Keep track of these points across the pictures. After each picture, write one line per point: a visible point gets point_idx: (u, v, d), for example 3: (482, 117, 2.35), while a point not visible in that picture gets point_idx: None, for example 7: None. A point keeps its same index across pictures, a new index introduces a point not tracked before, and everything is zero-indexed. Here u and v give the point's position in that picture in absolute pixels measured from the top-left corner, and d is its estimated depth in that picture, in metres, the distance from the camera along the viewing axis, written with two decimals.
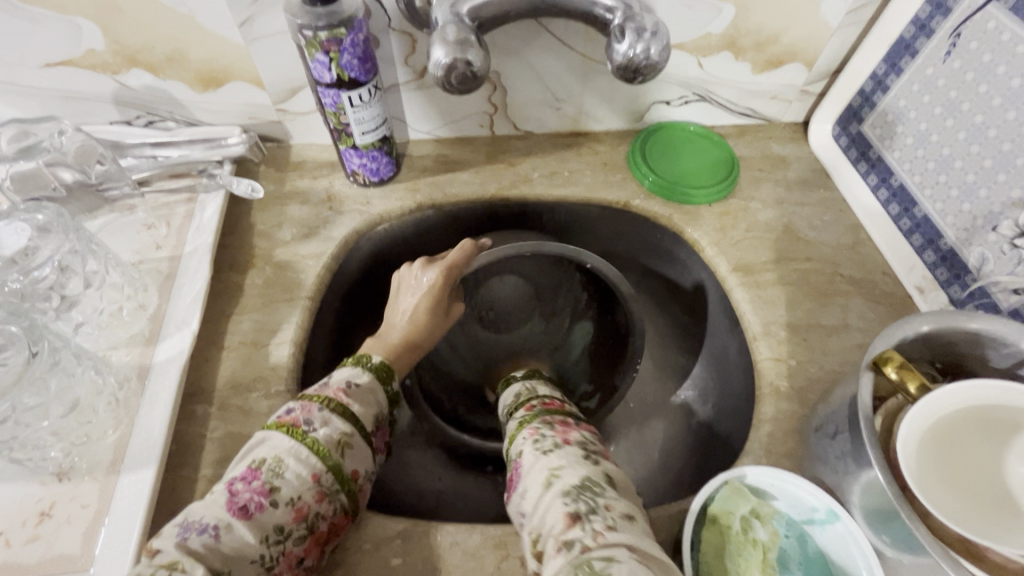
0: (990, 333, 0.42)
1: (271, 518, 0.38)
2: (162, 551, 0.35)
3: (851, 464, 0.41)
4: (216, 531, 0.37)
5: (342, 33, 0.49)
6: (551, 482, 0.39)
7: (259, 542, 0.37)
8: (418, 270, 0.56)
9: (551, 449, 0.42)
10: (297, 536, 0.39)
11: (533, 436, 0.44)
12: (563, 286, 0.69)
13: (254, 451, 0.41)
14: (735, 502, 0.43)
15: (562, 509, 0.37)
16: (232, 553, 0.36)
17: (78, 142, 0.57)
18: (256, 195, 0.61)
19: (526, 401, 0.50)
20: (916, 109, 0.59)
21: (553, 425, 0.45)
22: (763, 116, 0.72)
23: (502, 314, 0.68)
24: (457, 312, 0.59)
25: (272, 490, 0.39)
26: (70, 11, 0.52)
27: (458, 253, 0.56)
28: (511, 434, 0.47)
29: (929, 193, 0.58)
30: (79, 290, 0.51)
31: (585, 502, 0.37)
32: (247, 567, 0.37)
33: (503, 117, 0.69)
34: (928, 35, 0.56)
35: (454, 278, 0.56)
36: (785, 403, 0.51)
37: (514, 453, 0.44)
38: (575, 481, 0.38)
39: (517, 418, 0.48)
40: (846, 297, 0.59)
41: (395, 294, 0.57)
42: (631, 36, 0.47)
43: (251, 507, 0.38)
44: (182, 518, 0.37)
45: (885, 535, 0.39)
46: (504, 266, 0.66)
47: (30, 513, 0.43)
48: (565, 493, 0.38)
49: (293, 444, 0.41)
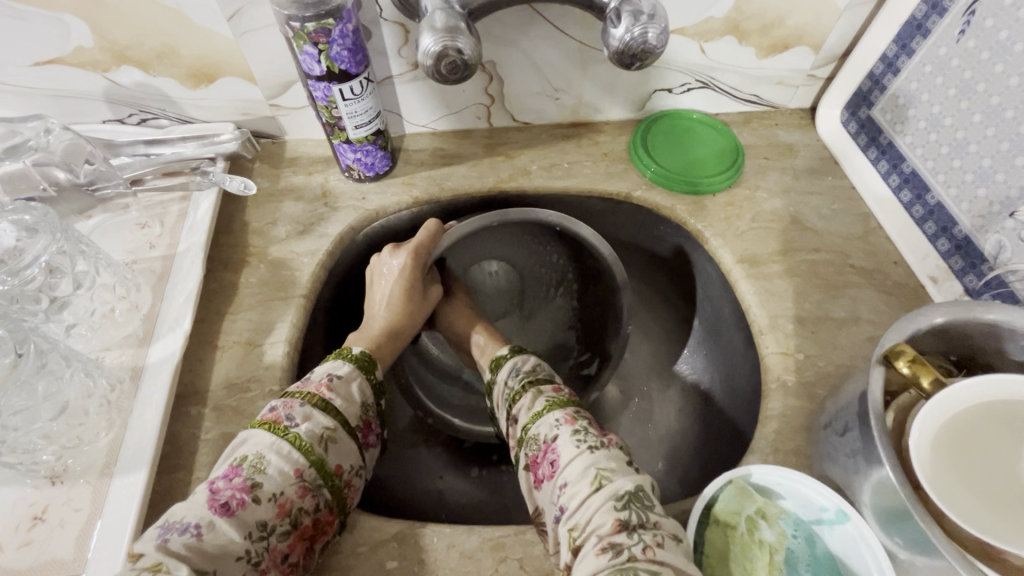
0: (1008, 324, 0.41)
1: (254, 514, 0.38)
2: (145, 553, 0.35)
3: (862, 463, 0.40)
4: (198, 530, 0.36)
5: (330, 24, 0.48)
6: (600, 485, 0.39)
7: (243, 538, 0.37)
8: (388, 258, 0.58)
9: (596, 447, 0.41)
10: (281, 532, 0.39)
11: (573, 426, 0.44)
12: (548, 263, 0.70)
13: (236, 451, 0.41)
14: (741, 501, 0.41)
15: (612, 513, 0.37)
16: (215, 552, 0.36)
17: (67, 140, 0.57)
18: (248, 191, 0.61)
19: (547, 381, 0.49)
20: (929, 91, 0.56)
21: (591, 420, 0.45)
22: (769, 102, 0.70)
23: (488, 297, 0.70)
24: (434, 296, 0.59)
25: (254, 486, 0.38)
26: (56, 7, 0.51)
27: (425, 235, 0.58)
28: (536, 412, 0.46)
29: (943, 179, 0.56)
30: (69, 291, 0.51)
31: (635, 512, 0.37)
32: (233, 563, 0.36)
33: (501, 109, 0.67)
34: (941, 13, 0.54)
35: (422, 261, 0.58)
36: (793, 399, 0.50)
37: (546, 436, 0.44)
38: (628, 487, 0.39)
39: (544, 395, 0.48)
40: (856, 288, 0.57)
41: (372, 285, 0.58)
42: (627, 20, 0.45)
43: (233, 504, 0.37)
44: (164, 519, 0.37)
45: (897, 537, 0.37)
46: (483, 246, 0.68)
47: (23, 517, 0.43)
48: (617, 497, 0.38)
49: (275, 440, 0.41)
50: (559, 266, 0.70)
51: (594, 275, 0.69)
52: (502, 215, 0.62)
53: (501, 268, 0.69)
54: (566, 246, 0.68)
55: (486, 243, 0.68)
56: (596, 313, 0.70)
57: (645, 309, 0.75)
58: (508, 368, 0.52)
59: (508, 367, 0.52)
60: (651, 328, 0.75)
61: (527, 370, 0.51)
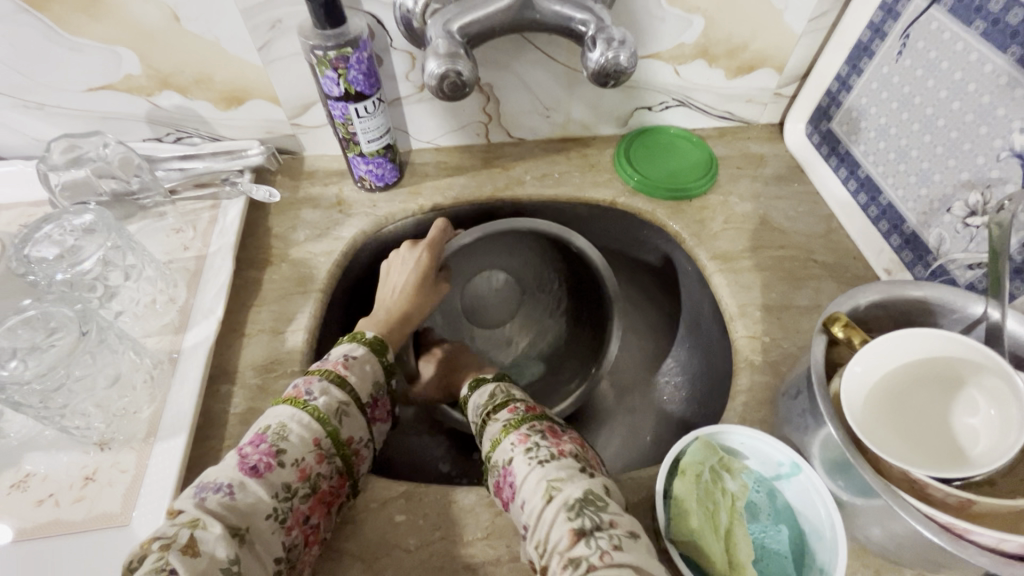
0: (937, 299, 0.47)
1: (280, 477, 0.43)
2: (184, 510, 0.39)
3: (811, 420, 0.45)
4: (231, 490, 0.41)
5: (348, 52, 0.55)
6: (552, 495, 0.41)
7: (271, 498, 0.42)
8: (405, 251, 0.65)
9: (548, 460, 0.44)
10: (302, 495, 0.43)
11: (526, 444, 0.46)
12: (545, 273, 0.79)
13: (260, 422, 0.46)
14: (707, 454, 0.47)
15: (567, 525, 0.40)
16: (246, 508, 0.40)
17: (121, 153, 0.64)
18: (273, 200, 0.69)
19: (504, 404, 0.52)
20: (876, 105, 0.63)
21: (544, 430, 0.47)
22: (741, 118, 0.78)
23: (490, 304, 0.78)
24: (445, 288, 0.66)
25: (280, 451, 0.43)
26: (112, 41, 0.59)
27: (436, 232, 0.65)
28: (495, 439, 0.48)
29: (892, 182, 0.63)
30: (119, 282, 0.58)
31: (589, 517, 0.40)
32: (263, 520, 0.41)
33: (497, 126, 0.75)
34: (882, 37, 0.61)
35: (435, 257, 0.64)
36: (759, 376, 0.55)
37: (503, 460, 0.46)
38: (577, 495, 0.41)
39: (499, 421, 0.50)
40: (818, 280, 0.64)
41: (388, 273, 0.65)
42: (601, 45, 0.52)
43: (261, 467, 0.42)
44: (199, 481, 0.42)
45: (840, 481, 0.43)
46: (487, 258, 0.76)
47: (75, 477, 0.48)
48: (568, 507, 0.40)
49: (296, 411, 0.46)
50: (554, 274, 0.78)
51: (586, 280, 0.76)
52: (508, 223, 0.71)
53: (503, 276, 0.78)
54: (563, 255, 0.76)
55: (489, 254, 0.76)
56: (590, 317, 0.78)
57: (633, 308, 0.82)
58: (474, 402, 0.55)
59: (473, 406, 0.55)
60: (639, 327, 0.81)
61: (486, 400, 0.54)
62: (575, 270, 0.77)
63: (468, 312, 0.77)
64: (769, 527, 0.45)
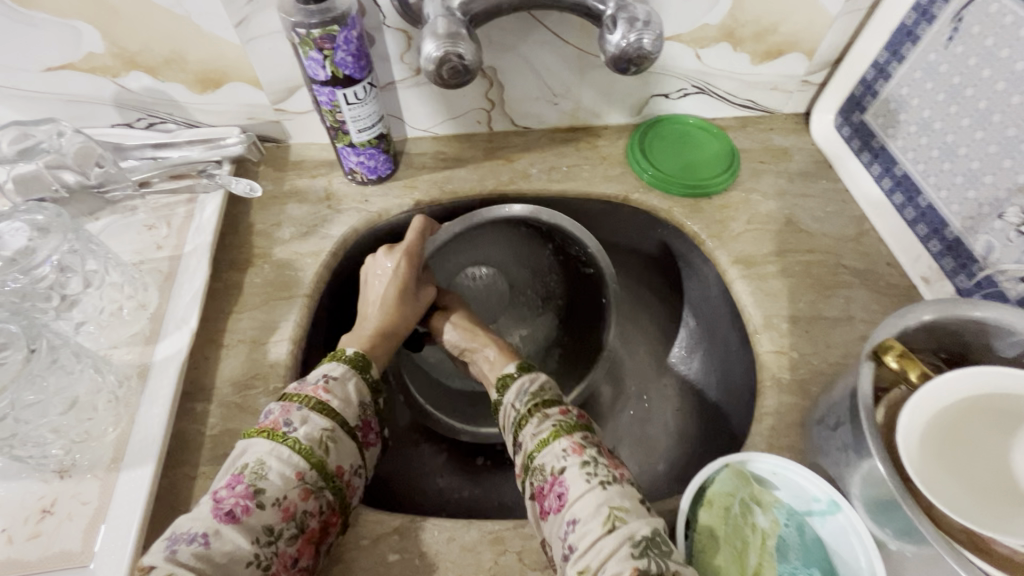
0: (995, 321, 0.42)
1: (260, 520, 0.38)
2: (155, 566, 0.35)
3: (853, 455, 0.40)
4: (206, 539, 0.36)
5: (335, 30, 0.49)
6: (614, 526, 0.37)
7: (250, 543, 0.37)
8: (381, 259, 0.59)
9: (609, 483, 0.40)
10: (288, 536, 0.39)
11: (582, 456, 0.42)
12: (537, 265, 0.73)
13: (236, 461, 0.41)
14: (737, 484, 0.42)
15: (628, 560, 0.35)
16: (224, 559, 0.36)
17: (79, 143, 0.58)
18: (254, 194, 0.62)
19: (556, 404, 0.47)
20: (919, 96, 0.57)
21: (601, 447, 0.43)
22: (764, 108, 0.72)
23: (480, 302, 0.72)
24: (427, 296, 0.60)
25: (257, 492, 0.39)
26: (69, 15, 0.53)
27: (414, 235, 0.58)
28: (543, 439, 0.44)
29: (934, 182, 0.57)
30: (79, 290, 0.52)
31: (654, 559, 0.35)
32: (243, 569, 0.37)
33: (500, 113, 0.68)
34: (930, 20, 0.55)
35: (416, 262, 0.58)
36: (787, 396, 0.50)
37: (553, 467, 0.42)
38: (644, 531, 0.37)
39: (550, 420, 0.45)
40: (849, 288, 0.58)
41: (367, 284, 0.59)
42: (623, 27, 0.46)
43: (238, 512, 0.38)
44: (171, 531, 0.37)
45: (887, 526, 0.38)
46: (466, 256, 0.70)
47: (32, 510, 0.44)
48: (633, 543, 0.36)
49: (274, 445, 0.41)
50: (547, 267, 0.73)
51: (580, 269, 0.71)
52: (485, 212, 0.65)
53: (491, 273, 0.72)
54: (552, 243, 0.71)
55: (476, 246, 0.70)
56: (588, 310, 0.73)
57: (643, 310, 0.77)
58: (517, 389, 0.49)
59: (517, 388, 0.50)
60: (648, 330, 0.76)
61: (534, 392, 0.49)
62: (567, 258, 0.71)
63: (458, 316, 0.71)
64: (798, 569, 0.40)
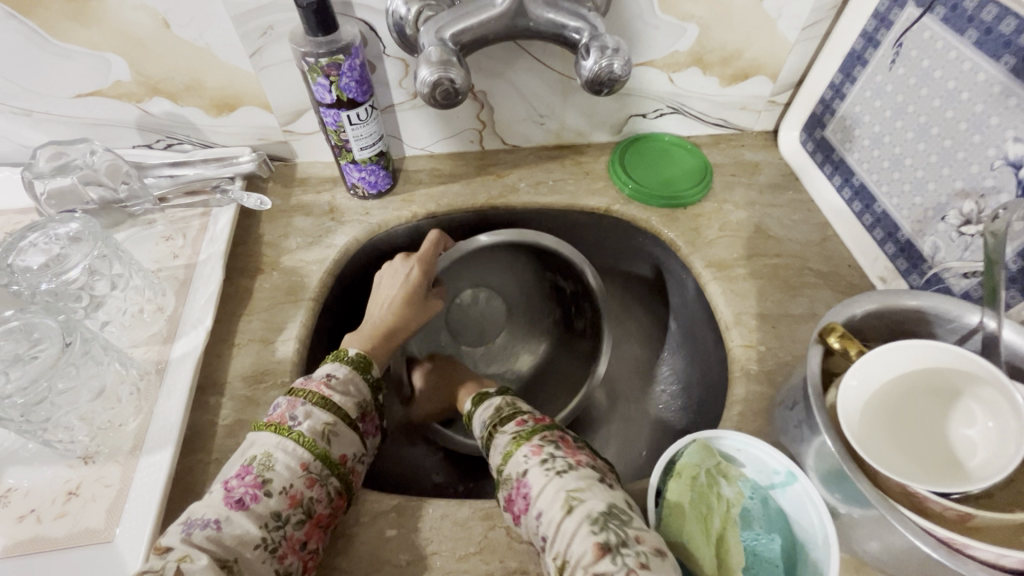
0: (932, 309, 0.47)
1: (267, 506, 0.42)
2: (172, 547, 0.39)
3: (807, 431, 0.45)
4: (218, 524, 0.40)
5: (341, 59, 0.55)
6: (572, 508, 0.41)
7: (259, 528, 0.41)
8: (401, 264, 0.64)
9: (566, 471, 0.43)
10: (296, 521, 0.43)
11: (541, 456, 0.45)
12: (529, 282, 0.78)
13: (247, 452, 0.45)
14: (703, 456, 0.46)
15: (592, 539, 0.39)
16: (234, 541, 0.40)
17: (108, 160, 0.64)
18: (264, 207, 0.68)
19: (513, 417, 0.51)
20: (870, 113, 0.63)
21: (558, 441, 0.47)
22: (736, 126, 0.78)
23: (478, 320, 0.77)
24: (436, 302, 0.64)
25: (265, 482, 0.43)
26: (102, 47, 0.58)
27: (430, 244, 0.63)
28: (506, 450, 0.47)
29: (886, 190, 0.63)
30: (105, 292, 0.57)
31: (613, 532, 0.39)
32: (252, 551, 0.40)
33: (491, 133, 0.74)
34: (875, 46, 0.61)
35: (430, 270, 0.63)
36: (754, 385, 0.55)
37: (517, 471, 0.45)
38: (601, 508, 0.40)
39: (509, 432, 0.49)
40: (814, 288, 0.63)
41: (380, 286, 0.64)
42: (595, 53, 0.52)
43: (247, 499, 0.41)
44: (187, 517, 0.41)
45: (837, 492, 0.42)
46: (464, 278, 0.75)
47: (59, 492, 0.48)
48: (592, 521, 0.40)
49: (280, 439, 0.45)
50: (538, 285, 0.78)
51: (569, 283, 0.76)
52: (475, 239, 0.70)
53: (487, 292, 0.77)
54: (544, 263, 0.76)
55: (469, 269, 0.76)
56: (579, 322, 0.78)
57: (627, 316, 0.81)
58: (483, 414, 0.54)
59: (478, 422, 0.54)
60: (637, 333, 0.80)
61: (493, 411, 0.53)
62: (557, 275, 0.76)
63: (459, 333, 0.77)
64: (761, 535, 0.44)
